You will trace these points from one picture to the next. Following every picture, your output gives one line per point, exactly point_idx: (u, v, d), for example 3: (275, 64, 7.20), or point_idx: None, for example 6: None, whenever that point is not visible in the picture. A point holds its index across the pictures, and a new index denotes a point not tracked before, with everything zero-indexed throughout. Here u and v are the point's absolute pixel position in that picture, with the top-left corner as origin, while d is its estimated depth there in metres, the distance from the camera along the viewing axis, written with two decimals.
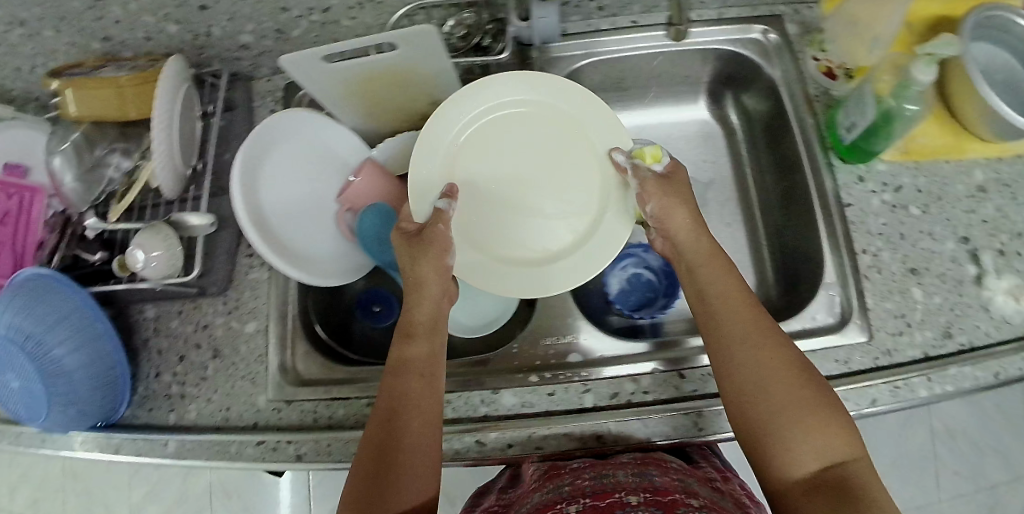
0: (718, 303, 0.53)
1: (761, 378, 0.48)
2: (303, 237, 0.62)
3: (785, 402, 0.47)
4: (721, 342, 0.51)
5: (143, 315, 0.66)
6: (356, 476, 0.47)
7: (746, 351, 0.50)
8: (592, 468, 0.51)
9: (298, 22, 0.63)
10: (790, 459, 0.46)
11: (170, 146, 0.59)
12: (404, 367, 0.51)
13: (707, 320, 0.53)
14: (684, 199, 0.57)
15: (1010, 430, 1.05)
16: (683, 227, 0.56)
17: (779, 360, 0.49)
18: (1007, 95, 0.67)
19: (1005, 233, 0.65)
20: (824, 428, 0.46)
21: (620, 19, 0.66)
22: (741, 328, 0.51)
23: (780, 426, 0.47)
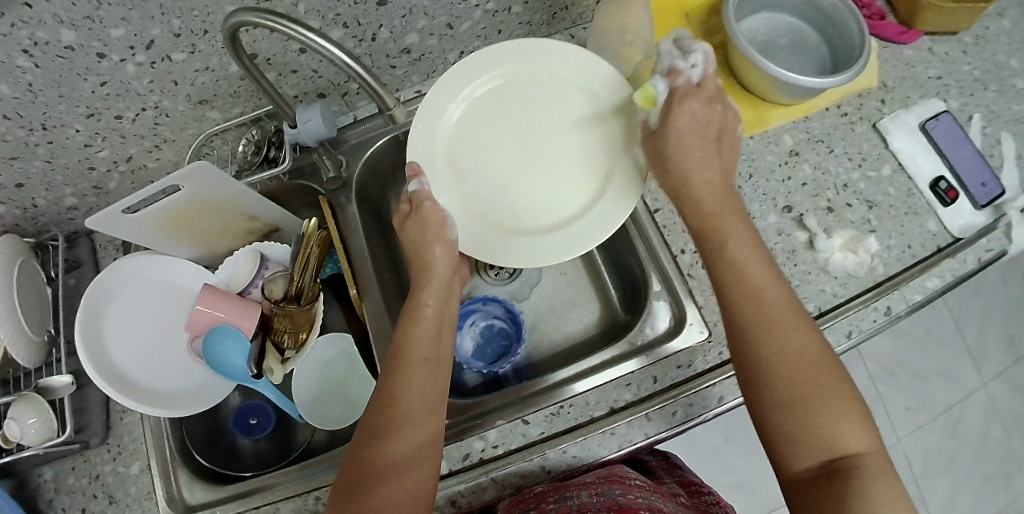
0: (734, 264, 0.50)
1: (778, 353, 0.45)
2: (164, 373, 0.65)
3: (805, 369, 0.45)
4: (743, 306, 0.48)
5: (42, 478, 0.67)
6: (349, 463, 0.48)
7: (768, 320, 0.47)
8: (556, 490, 0.53)
9: (111, 175, 0.68)
10: (799, 444, 0.44)
11: (16, 319, 0.62)
12: (408, 349, 0.53)
13: (725, 288, 0.50)
14: (692, 152, 0.54)
15: (942, 347, 1.09)
16: (683, 185, 0.54)
17: (799, 333, 0.46)
18: (788, 58, 0.69)
19: (829, 190, 0.67)
20: (837, 416, 0.43)
21: (406, 93, 0.70)
22: (764, 301, 0.47)
23: (793, 409, 0.44)
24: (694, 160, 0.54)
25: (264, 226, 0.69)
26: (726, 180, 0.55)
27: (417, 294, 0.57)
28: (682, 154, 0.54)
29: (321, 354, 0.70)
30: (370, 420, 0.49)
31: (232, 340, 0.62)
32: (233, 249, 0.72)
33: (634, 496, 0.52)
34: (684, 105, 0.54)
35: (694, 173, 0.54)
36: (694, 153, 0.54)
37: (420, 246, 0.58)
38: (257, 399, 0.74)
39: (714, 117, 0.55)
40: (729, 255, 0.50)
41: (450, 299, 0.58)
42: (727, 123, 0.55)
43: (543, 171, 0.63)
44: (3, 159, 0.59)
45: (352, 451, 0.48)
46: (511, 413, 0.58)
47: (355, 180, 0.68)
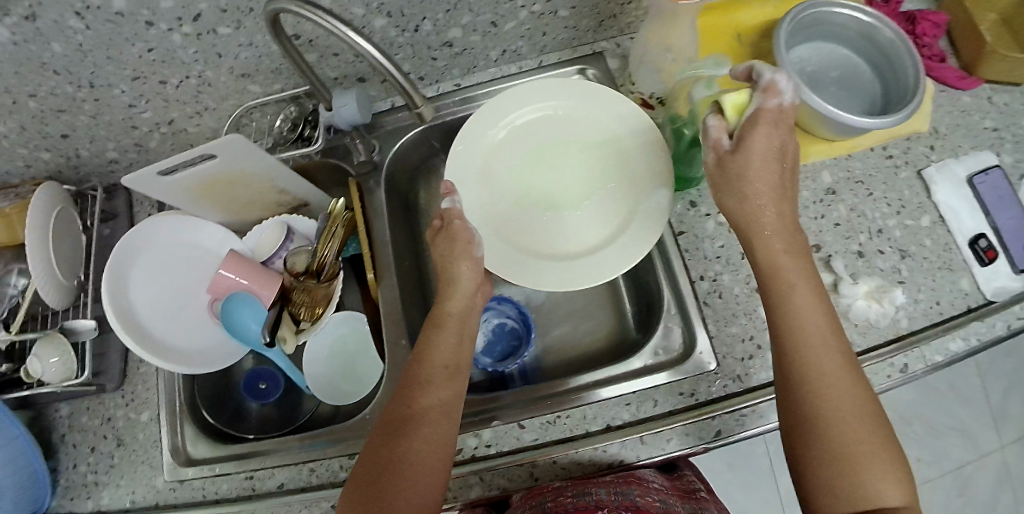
0: (794, 315, 0.46)
1: (827, 410, 0.43)
2: (182, 329, 0.67)
3: (846, 423, 0.43)
4: (795, 361, 0.45)
5: (59, 413, 0.71)
6: (364, 464, 0.48)
7: (820, 382, 0.44)
8: (575, 487, 0.52)
9: (152, 135, 0.69)
10: (837, 499, 0.42)
11: (48, 267, 0.65)
12: (428, 356, 0.52)
13: (781, 339, 0.46)
14: (766, 173, 0.47)
15: (963, 404, 1.04)
16: (748, 216, 0.48)
17: (852, 394, 0.44)
18: (840, 92, 0.66)
19: (863, 233, 0.65)
20: (883, 478, 0.41)
21: (445, 84, 0.69)
22: (820, 360, 0.45)
23: (835, 462, 0.42)
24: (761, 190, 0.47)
25: (294, 200, 0.70)
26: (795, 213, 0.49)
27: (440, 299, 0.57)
28: (754, 181, 0.47)
29: (333, 330, 0.71)
30: (386, 424, 0.49)
31: (248, 308, 0.64)
32: (260, 219, 0.73)
33: (652, 497, 0.52)
34: (748, 143, 0.46)
35: (758, 207, 0.47)
36: (758, 192, 0.47)
37: (443, 262, 0.56)
38: (266, 365, 0.75)
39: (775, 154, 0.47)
40: (791, 306, 0.46)
41: (472, 311, 0.57)
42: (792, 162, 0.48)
43: (575, 202, 0.62)
44: (51, 111, 0.62)
45: (367, 450, 0.49)
46: (508, 416, 0.58)
47: (384, 165, 0.68)
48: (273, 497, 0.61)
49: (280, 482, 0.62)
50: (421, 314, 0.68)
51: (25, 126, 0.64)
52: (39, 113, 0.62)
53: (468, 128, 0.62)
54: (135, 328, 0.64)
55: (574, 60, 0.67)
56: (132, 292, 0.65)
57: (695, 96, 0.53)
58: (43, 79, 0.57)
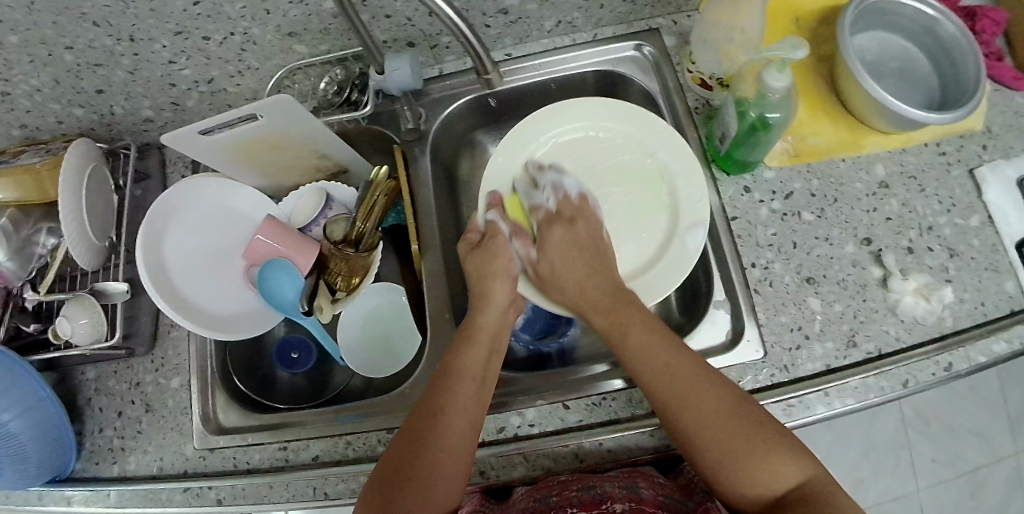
0: (637, 353, 0.51)
1: (698, 420, 0.47)
2: (215, 297, 0.66)
3: (718, 438, 0.46)
4: (660, 388, 0.49)
5: (85, 376, 0.70)
6: (385, 465, 0.49)
7: (683, 394, 0.48)
8: (580, 480, 0.52)
9: (189, 94, 0.67)
10: (745, 494, 0.45)
11: (80, 225, 0.63)
12: (457, 368, 0.53)
13: (642, 385, 0.50)
14: (587, 245, 0.58)
15: (983, 407, 1.04)
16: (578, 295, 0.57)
17: (717, 391, 0.48)
18: (900, 83, 0.65)
19: (913, 229, 0.63)
20: (774, 455, 0.45)
21: (495, 54, 0.67)
22: (675, 374, 0.49)
23: (726, 466, 0.45)
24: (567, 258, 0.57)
25: (334, 167, 0.68)
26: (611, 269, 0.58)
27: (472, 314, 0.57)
28: (563, 258, 0.58)
29: (369, 302, 0.70)
30: (409, 431, 0.50)
31: (285, 276, 0.63)
32: (298, 186, 0.72)
33: (658, 492, 0.52)
34: (550, 231, 0.59)
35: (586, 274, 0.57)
36: (576, 268, 0.58)
37: (478, 277, 0.59)
38: (298, 334, 0.74)
39: (585, 233, 0.59)
40: (630, 342, 0.52)
41: (502, 328, 0.57)
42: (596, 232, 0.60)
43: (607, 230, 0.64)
44: (88, 65, 0.60)
45: (390, 452, 0.50)
46: (553, 395, 0.57)
47: (430, 135, 0.66)
48: (307, 469, 0.60)
49: (315, 454, 0.61)
50: (465, 293, 0.67)
51: (60, 79, 0.62)
52: (74, 66, 0.60)
53: (507, 142, 0.63)
54: (169, 292, 0.62)
55: (631, 36, 0.66)
56: (166, 256, 0.63)
57: (765, 80, 0.52)
58: (81, 31, 0.55)
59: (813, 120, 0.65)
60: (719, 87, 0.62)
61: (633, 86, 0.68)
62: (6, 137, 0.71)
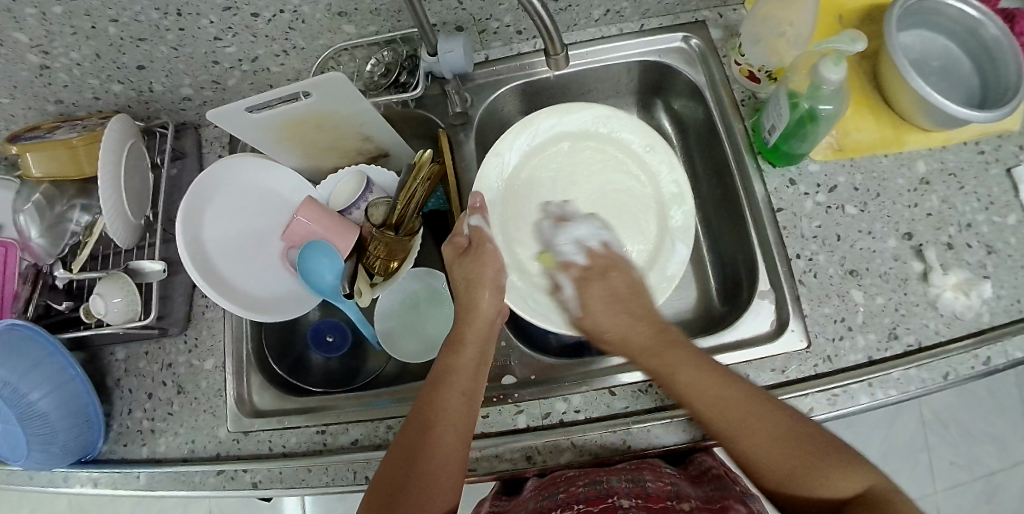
0: (689, 388, 0.50)
1: (755, 452, 0.47)
2: (251, 279, 0.65)
3: (772, 454, 0.46)
4: (712, 417, 0.49)
5: (114, 356, 0.69)
6: (381, 478, 0.48)
7: (740, 425, 0.47)
8: (586, 476, 0.52)
9: (231, 73, 0.66)
10: (807, 503, 0.45)
11: (120, 202, 0.62)
12: (449, 378, 0.53)
13: (700, 420, 0.50)
14: (623, 286, 0.58)
15: (1002, 411, 1.04)
16: (620, 338, 0.56)
17: (767, 418, 0.47)
18: (941, 82, 0.65)
19: (952, 225, 0.62)
20: (837, 474, 0.44)
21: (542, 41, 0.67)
22: (731, 408, 0.48)
23: (793, 476, 0.45)
24: (608, 319, 0.56)
25: (375, 149, 0.68)
26: (656, 324, 0.56)
27: (460, 324, 0.57)
28: (605, 313, 0.57)
29: (407, 286, 0.70)
30: (403, 442, 0.50)
31: (325, 258, 0.62)
32: (336, 168, 0.71)
33: (666, 482, 0.51)
34: (587, 287, 0.59)
35: (626, 328, 0.56)
36: (621, 316, 0.56)
37: (471, 284, 0.58)
38: (333, 318, 0.73)
39: (620, 279, 0.59)
40: (680, 383, 0.50)
41: (490, 339, 0.57)
42: (631, 275, 0.59)
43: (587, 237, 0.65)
44: (131, 39, 0.59)
45: (386, 463, 0.49)
46: (599, 381, 0.57)
47: (475, 119, 0.67)
48: (348, 452, 0.59)
49: (355, 438, 0.60)
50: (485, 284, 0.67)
51: (101, 53, 0.61)
52: (118, 40, 0.59)
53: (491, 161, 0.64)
54: (208, 273, 0.62)
55: (678, 27, 0.67)
56: (205, 238, 0.63)
57: (820, 71, 0.53)
58: (129, 3, 0.54)
59: (856, 115, 0.65)
60: (767, 80, 0.64)
61: (679, 77, 0.68)
62: (40, 112, 0.70)
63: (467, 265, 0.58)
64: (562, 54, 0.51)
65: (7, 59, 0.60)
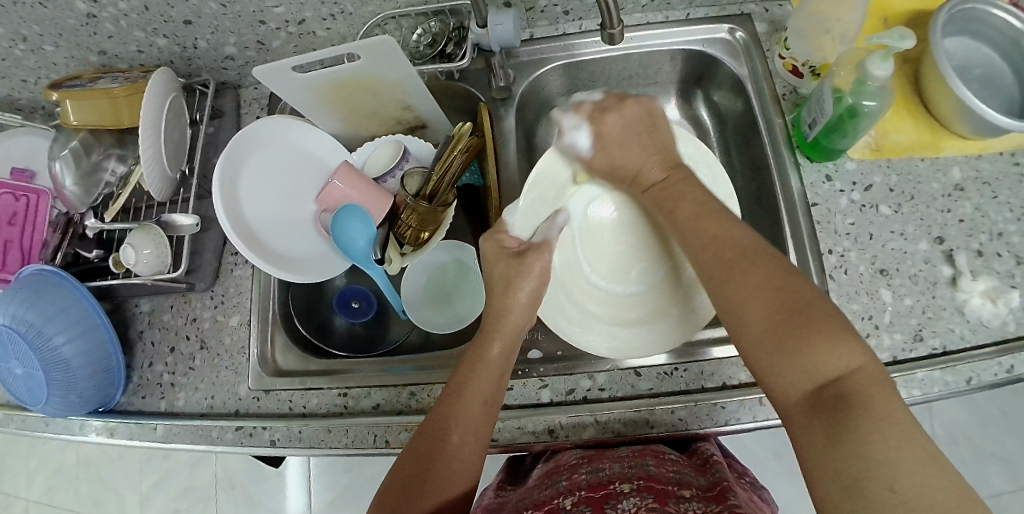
0: (688, 223, 0.48)
1: (743, 302, 0.41)
2: (283, 239, 0.65)
3: (754, 297, 0.41)
4: (706, 265, 0.45)
5: (139, 308, 0.69)
6: (393, 478, 0.47)
7: (734, 272, 0.43)
8: (589, 462, 0.53)
9: (277, 34, 0.67)
10: (785, 378, 0.39)
11: (158, 155, 0.63)
12: (467, 389, 0.48)
13: (696, 243, 0.47)
14: (644, 130, 0.56)
15: (1015, 434, 1.03)
16: (633, 168, 0.56)
17: (769, 269, 0.42)
18: (984, 90, 0.65)
19: (984, 233, 0.61)
20: (819, 348, 0.38)
21: (587, 22, 0.68)
22: (723, 252, 0.44)
23: (775, 332, 0.39)
24: (632, 145, 0.56)
25: (414, 119, 0.69)
26: (670, 154, 0.55)
27: (485, 335, 0.52)
28: (626, 147, 0.56)
29: (435, 258, 0.71)
30: (418, 445, 0.48)
31: (358, 222, 0.61)
32: (374, 137, 0.72)
33: (669, 468, 0.51)
34: (604, 117, 0.58)
35: (642, 160, 0.55)
36: (634, 146, 0.56)
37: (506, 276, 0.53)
38: (358, 284, 0.74)
39: (637, 110, 0.58)
40: (679, 215, 0.49)
41: (517, 348, 0.52)
42: (648, 105, 0.58)
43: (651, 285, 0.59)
44: None
45: (395, 470, 0.47)
46: (623, 361, 0.57)
47: (517, 96, 0.69)
48: (368, 416, 0.59)
49: (376, 403, 0.60)
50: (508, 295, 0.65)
51: (149, 5, 0.61)
52: None
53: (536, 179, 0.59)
54: (240, 228, 0.62)
55: (724, 18, 0.68)
56: (241, 195, 0.63)
57: (867, 68, 0.53)
58: None
59: (895, 117, 0.65)
60: (810, 76, 0.64)
61: (723, 70, 0.70)
62: (81, 62, 0.71)
63: (509, 251, 0.54)
64: (618, 29, 0.52)
65: (55, 5, 0.60)
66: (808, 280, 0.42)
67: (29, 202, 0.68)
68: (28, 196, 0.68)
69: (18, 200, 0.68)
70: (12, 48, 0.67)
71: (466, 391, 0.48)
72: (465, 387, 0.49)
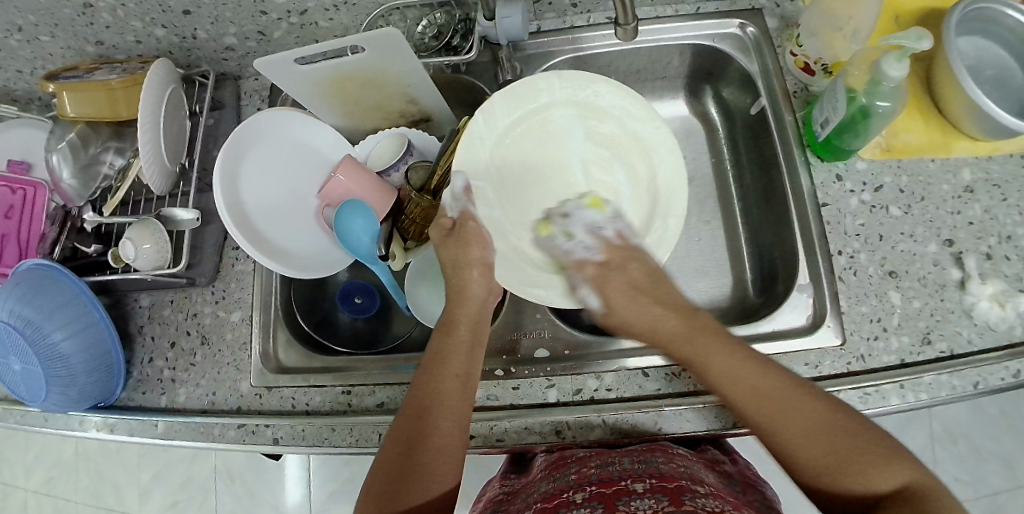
0: (723, 374, 0.47)
1: (790, 440, 0.43)
2: (285, 233, 0.65)
3: (797, 432, 0.43)
4: (744, 406, 0.45)
5: (138, 303, 0.68)
6: (379, 468, 0.46)
7: (775, 408, 0.44)
8: (598, 457, 0.53)
9: (279, 24, 0.65)
10: (843, 494, 0.42)
11: (158, 149, 0.62)
12: (443, 365, 0.50)
13: (732, 398, 0.46)
14: (666, 333, 0.50)
15: (1014, 433, 1.04)
16: (651, 329, 0.51)
17: (801, 398, 0.44)
18: (995, 91, 0.64)
19: (993, 237, 0.60)
20: (875, 465, 0.41)
21: (596, 16, 0.67)
22: (760, 395, 0.45)
23: (832, 459, 0.42)
24: (651, 321, 0.51)
25: (418, 113, 0.68)
26: (683, 306, 0.51)
27: (451, 311, 0.53)
28: (647, 326, 0.51)
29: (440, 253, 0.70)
30: (399, 429, 0.47)
31: (363, 219, 0.60)
32: (377, 130, 0.71)
33: (678, 464, 0.51)
34: (607, 283, 0.53)
35: (660, 326, 0.50)
36: (644, 312, 0.51)
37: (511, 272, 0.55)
38: (361, 279, 0.74)
39: (642, 272, 0.53)
40: (713, 369, 0.47)
41: (484, 320, 0.54)
42: (651, 267, 0.54)
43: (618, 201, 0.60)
44: None
45: (380, 458, 0.47)
46: (633, 361, 0.57)
47: None
48: (373, 415, 0.59)
49: (380, 401, 0.60)
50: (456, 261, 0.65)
51: None
52: None
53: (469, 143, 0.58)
54: (241, 224, 0.61)
55: (734, 13, 0.67)
56: (242, 188, 0.62)
57: (882, 68, 0.52)
58: None
59: (907, 116, 0.64)
60: (822, 74, 0.63)
61: (733, 66, 0.69)
62: (78, 52, 0.69)
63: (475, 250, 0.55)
64: (632, 25, 0.52)
65: None
66: (832, 404, 0.45)
67: (26, 195, 0.69)
68: (25, 190, 0.69)
69: (14, 194, 0.68)
70: (7, 38, 0.66)
71: (442, 366, 0.49)
72: (440, 363, 0.50)
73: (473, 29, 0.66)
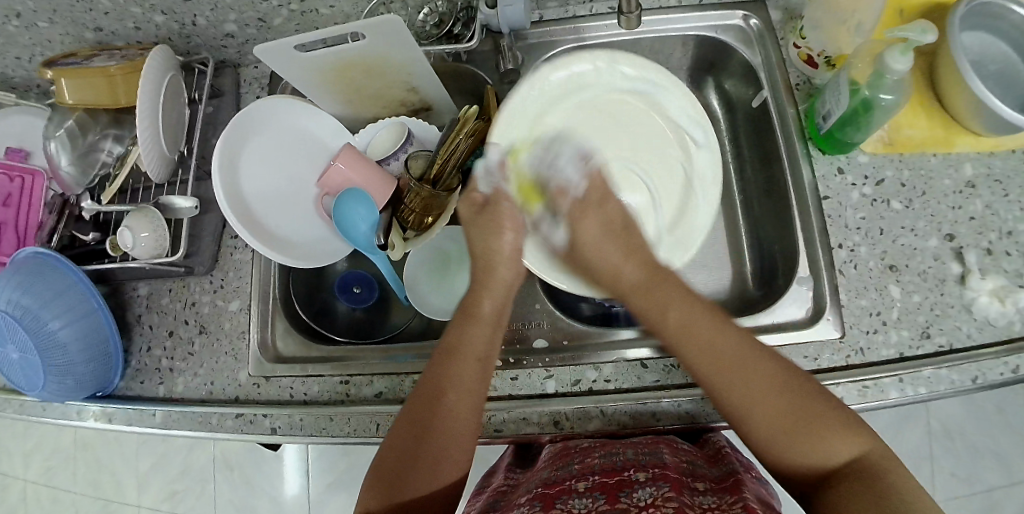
0: (682, 331, 0.48)
1: (747, 401, 0.45)
2: (284, 222, 0.65)
3: (755, 396, 0.45)
4: (701, 366, 0.47)
5: (136, 292, 0.68)
6: (388, 449, 0.47)
7: (730, 372, 0.46)
8: (601, 448, 0.53)
9: (279, 12, 0.65)
10: (798, 462, 0.43)
11: (156, 137, 0.61)
12: (459, 350, 0.50)
13: (689, 357, 0.48)
14: (598, 216, 0.55)
15: (1011, 430, 1.04)
16: (610, 271, 0.53)
17: (760, 364, 0.46)
18: (998, 85, 0.63)
19: (993, 232, 0.60)
20: (830, 434, 0.42)
21: (599, 6, 0.66)
22: (719, 354, 0.46)
23: (788, 426, 0.43)
24: (605, 252, 0.54)
25: (419, 102, 0.67)
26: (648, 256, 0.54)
27: (475, 293, 0.54)
28: (599, 258, 0.54)
29: (440, 244, 0.70)
30: (412, 411, 0.48)
31: (363, 208, 0.60)
32: (377, 119, 0.71)
33: (681, 458, 0.51)
34: (582, 219, 0.55)
35: (616, 263, 0.53)
36: (609, 251, 0.54)
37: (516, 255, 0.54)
38: (361, 270, 0.74)
39: (615, 213, 0.56)
40: (671, 321, 0.49)
41: (506, 307, 0.54)
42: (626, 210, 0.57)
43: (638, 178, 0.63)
44: None
45: (390, 438, 0.48)
46: (633, 353, 0.57)
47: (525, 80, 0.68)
48: (371, 405, 0.59)
49: (379, 391, 0.60)
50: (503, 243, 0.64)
51: None
52: None
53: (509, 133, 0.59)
54: (241, 212, 0.61)
55: (737, 5, 0.66)
56: (241, 176, 0.62)
57: (885, 61, 0.51)
58: None
59: (909, 111, 0.64)
60: (825, 66, 0.63)
61: (736, 58, 0.69)
62: (77, 39, 0.69)
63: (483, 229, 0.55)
64: (637, 13, 0.51)
65: None
66: (794, 371, 0.46)
67: (24, 183, 0.68)
68: (23, 177, 0.68)
69: (12, 181, 0.68)
70: (5, 24, 0.65)
71: (459, 350, 0.49)
72: (456, 348, 0.50)
73: (475, 18, 0.66)
